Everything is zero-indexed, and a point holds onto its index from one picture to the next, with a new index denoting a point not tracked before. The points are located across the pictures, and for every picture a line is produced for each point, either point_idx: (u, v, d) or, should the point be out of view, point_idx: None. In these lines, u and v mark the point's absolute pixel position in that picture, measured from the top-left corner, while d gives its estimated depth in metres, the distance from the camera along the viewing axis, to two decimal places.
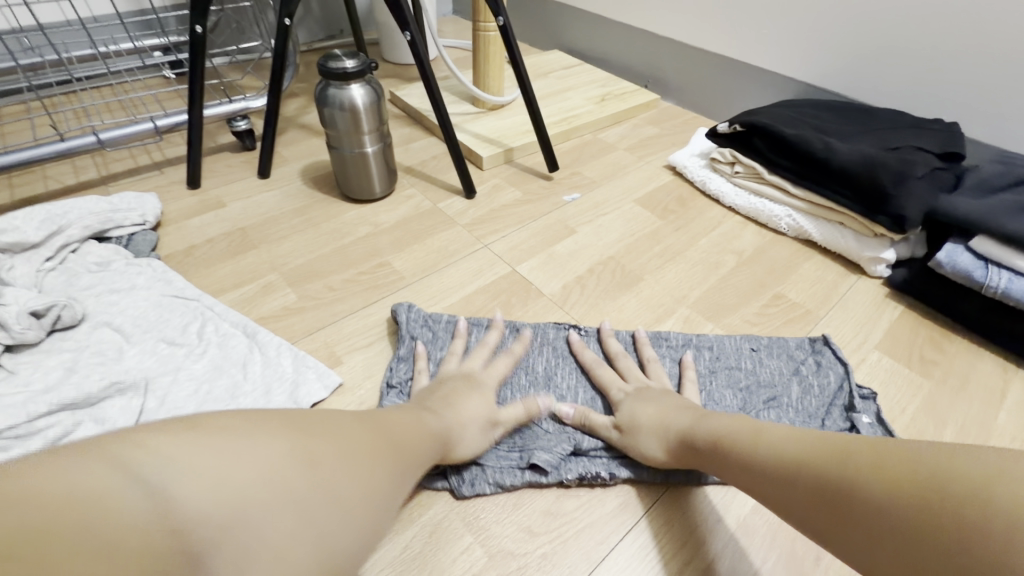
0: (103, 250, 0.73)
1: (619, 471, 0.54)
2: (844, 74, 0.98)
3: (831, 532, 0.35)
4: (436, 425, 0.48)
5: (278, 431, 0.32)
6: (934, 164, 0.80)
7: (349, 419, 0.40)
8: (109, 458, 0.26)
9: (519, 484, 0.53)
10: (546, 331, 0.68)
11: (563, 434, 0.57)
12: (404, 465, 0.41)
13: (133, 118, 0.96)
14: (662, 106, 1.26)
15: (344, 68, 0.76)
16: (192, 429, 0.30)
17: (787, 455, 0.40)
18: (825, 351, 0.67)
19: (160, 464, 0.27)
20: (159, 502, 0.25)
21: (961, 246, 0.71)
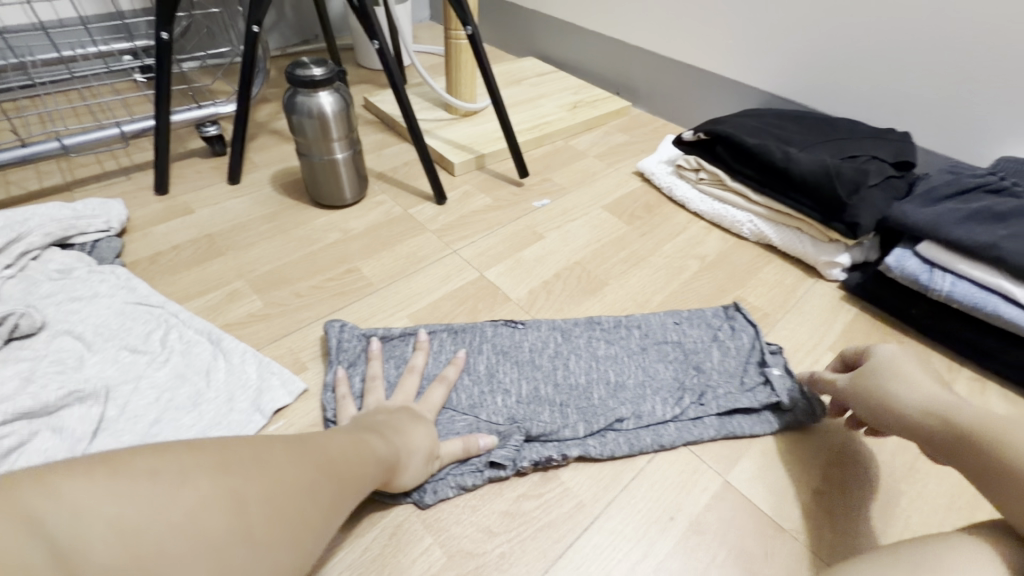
0: (65, 257, 0.72)
1: (569, 451, 0.57)
2: (804, 84, 1.02)
3: None
4: (382, 447, 0.47)
5: (199, 469, 0.31)
6: (887, 172, 0.84)
7: (292, 442, 0.38)
8: (10, 505, 0.25)
9: (480, 483, 0.54)
10: (484, 330, 0.69)
11: (513, 424, 0.59)
12: (345, 491, 0.40)
13: (100, 123, 0.95)
14: (632, 113, 1.28)
15: (312, 76, 0.77)
16: (107, 468, 0.28)
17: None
18: (737, 316, 0.72)
19: (66, 513, 0.26)
20: (59, 546, 0.25)
21: (909, 251, 0.74)
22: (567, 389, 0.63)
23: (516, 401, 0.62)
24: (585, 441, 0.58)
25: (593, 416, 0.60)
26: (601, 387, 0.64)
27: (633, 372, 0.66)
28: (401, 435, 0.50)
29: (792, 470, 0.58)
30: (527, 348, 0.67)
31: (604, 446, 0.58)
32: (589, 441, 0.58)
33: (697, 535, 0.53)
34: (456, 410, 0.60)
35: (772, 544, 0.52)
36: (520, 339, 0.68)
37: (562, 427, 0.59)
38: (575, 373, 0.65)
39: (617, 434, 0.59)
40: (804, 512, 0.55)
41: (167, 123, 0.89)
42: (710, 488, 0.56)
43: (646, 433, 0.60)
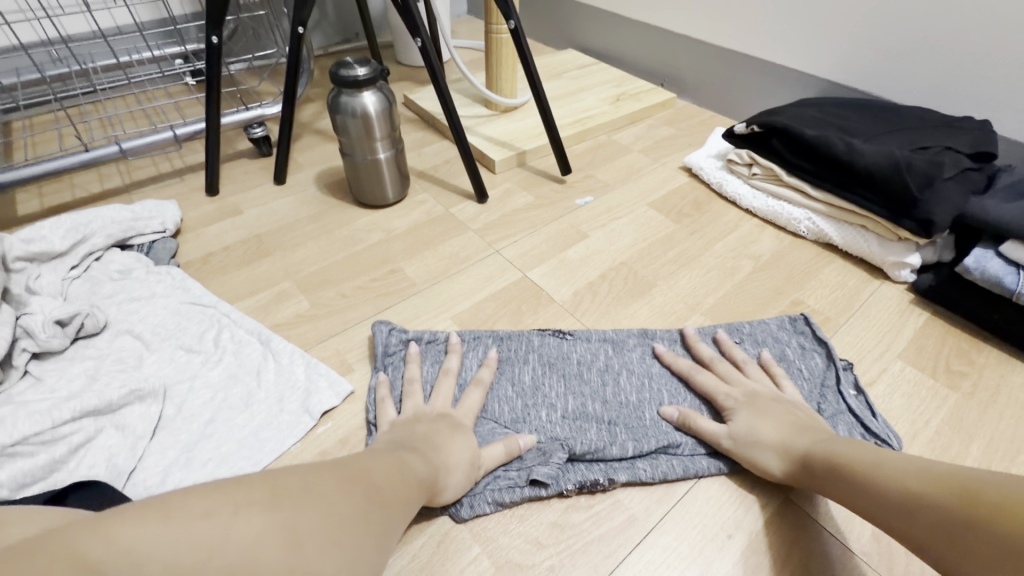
0: (124, 258, 0.75)
1: (617, 475, 0.55)
2: (869, 71, 0.95)
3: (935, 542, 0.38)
4: (422, 467, 0.47)
5: (254, 505, 0.29)
6: (964, 164, 0.77)
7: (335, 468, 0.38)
8: (68, 556, 0.24)
9: (520, 499, 0.52)
10: (530, 338, 0.67)
11: (556, 441, 0.57)
12: (395, 516, 0.39)
13: (155, 127, 0.98)
14: (678, 105, 1.23)
15: (355, 76, 0.76)
16: (160, 513, 0.27)
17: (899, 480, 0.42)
18: (807, 332, 0.68)
19: (124, 560, 0.25)
20: None
21: (992, 251, 0.68)
22: (617, 406, 0.61)
23: (562, 416, 0.60)
24: (633, 464, 0.56)
25: (643, 436, 0.58)
26: (653, 406, 0.61)
27: (690, 393, 0.62)
28: (437, 453, 0.50)
29: None
30: (575, 360, 0.65)
31: (653, 471, 0.55)
32: (638, 464, 0.56)
33: (756, 555, 0.50)
34: (497, 423, 0.59)
35: (839, 572, 0.49)
36: (572, 350, 0.66)
37: (610, 447, 0.56)
38: (625, 390, 0.62)
39: (670, 457, 0.56)
40: (875, 535, 0.51)
41: (217, 125, 0.91)
42: (769, 505, 0.54)
43: (702, 456, 0.57)
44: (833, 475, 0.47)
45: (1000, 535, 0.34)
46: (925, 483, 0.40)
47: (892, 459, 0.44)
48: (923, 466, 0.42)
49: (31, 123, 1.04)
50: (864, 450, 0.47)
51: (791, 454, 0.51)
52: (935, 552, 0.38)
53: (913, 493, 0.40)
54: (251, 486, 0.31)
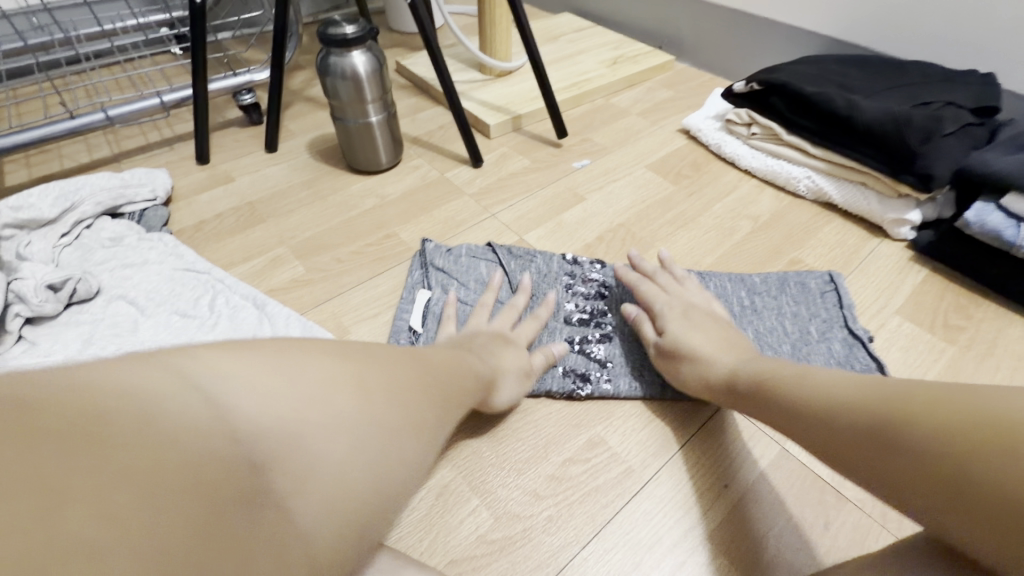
0: (115, 225, 0.74)
1: (637, 382, 0.59)
2: (871, 27, 0.93)
3: (857, 454, 0.36)
4: (478, 372, 0.48)
5: (312, 358, 0.34)
6: (966, 120, 0.76)
7: (364, 363, 0.36)
8: (172, 369, 0.29)
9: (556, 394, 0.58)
10: (540, 272, 0.70)
11: (585, 362, 0.60)
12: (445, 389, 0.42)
13: (141, 94, 0.96)
14: (677, 67, 1.20)
15: (344, 34, 0.74)
16: (235, 349, 0.32)
17: (834, 396, 0.39)
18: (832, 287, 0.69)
19: (211, 370, 0.30)
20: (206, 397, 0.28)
21: (992, 205, 0.67)
22: (633, 331, 0.64)
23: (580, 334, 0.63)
24: (653, 380, 0.59)
25: (659, 360, 0.61)
26: None
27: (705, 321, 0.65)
28: (489, 365, 0.51)
29: None
30: (583, 293, 0.67)
31: (648, 429, 0.56)
32: (658, 380, 0.59)
33: (752, 503, 0.51)
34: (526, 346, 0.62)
35: (834, 516, 0.50)
36: (590, 274, 0.69)
37: (634, 369, 0.60)
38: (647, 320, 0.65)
39: None
40: None
41: (205, 91, 0.89)
42: (766, 455, 0.54)
43: None
44: (764, 394, 0.45)
45: (920, 459, 0.32)
46: (877, 408, 0.35)
47: (818, 379, 0.42)
48: (847, 380, 0.40)
49: (16, 94, 1.02)
50: (785, 368, 0.46)
51: (724, 368, 0.51)
52: (854, 468, 0.36)
53: (868, 425, 0.35)
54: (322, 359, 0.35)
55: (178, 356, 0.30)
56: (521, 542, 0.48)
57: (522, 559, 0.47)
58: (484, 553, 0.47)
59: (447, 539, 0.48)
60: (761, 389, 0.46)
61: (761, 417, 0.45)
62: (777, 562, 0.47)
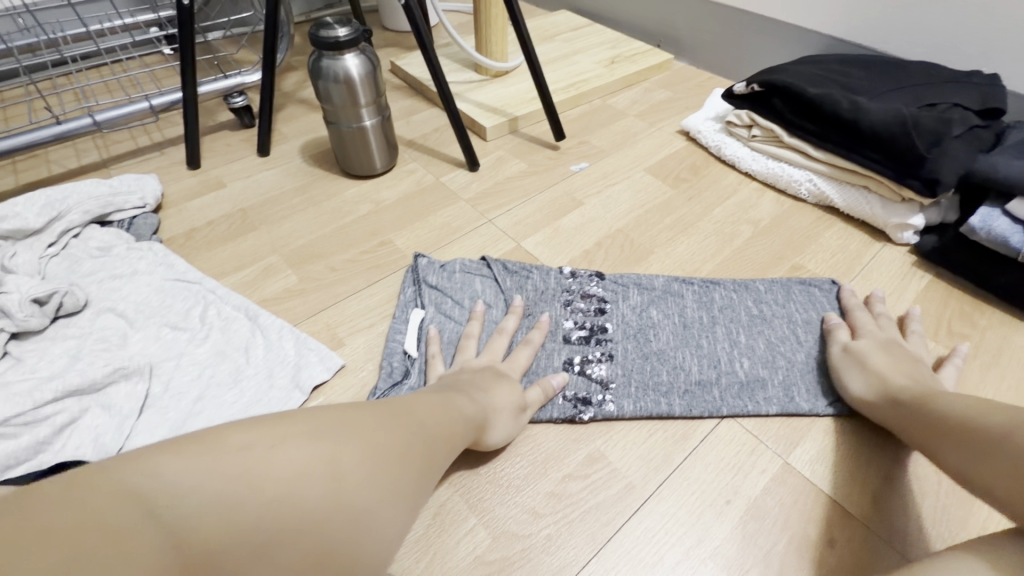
0: (104, 234, 0.72)
1: (641, 403, 0.57)
2: (874, 26, 0.91)
3: (984, 452, 0.40)
4: (470, 411, 0.48)
5: (291, 439, 0.32)
6: (971, 122, 0.75)
7: (347, 439, 0.34)
8: (120, 490, 0.26)
9: (559, 417, 0.56)
10: (538, 288, 0.68)
11: (587, 383, 0.59)
12: (433, 447, 0.41)
13: (129, 97, 0.94)
14: (675, 66, 1.18)
15: (337, 37, 0.73)
16: (200, 448, 0.29)
17: (985, 409, 0.42)
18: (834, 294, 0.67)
19: (171, 488, 0.27)
20: (173, 519, 0.26)
21: (998, 210, 0.66)
22: (636, 350, 0.62)
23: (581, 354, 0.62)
24: (658, 399, 0.58)
25: (663, 381, 0.59)
26: (671, 347, 0.62)
27: (708, 338, 0.63)
28: (485, 401, 0.51)
29: (858, 451, 0.54)
30: (582, 310, 0.66)
31: (649, 443, 0.55)
32: (663, 399, 0.58)
33: (755, 520, 0.50)
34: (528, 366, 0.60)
35: (839, 533, 0.49)
36: (589, 289, 0.68)
37: (637, 391, 0.58)
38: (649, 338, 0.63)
39: (693, 395, 0.58)
40: (875, 497, 0.51)
41: (195, 94, 0.87)
42: (768, 470, 0.53)
43: (715, 394, 0.58)
44: (920, 402, 0.49)
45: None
46: (1000, 421, 0.40)
47: (981, 399, 0.45)
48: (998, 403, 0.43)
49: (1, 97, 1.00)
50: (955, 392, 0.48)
51: (880, 380, 0.53)
52: (977, 463, 0.40)
53: (997, 426, 0.40)
54: (299, 438, 0.32)
55: (135, 470, 0.27)
56: (519, 563, 0.47)
57: None
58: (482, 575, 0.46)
59: (444, 561, 0.47)
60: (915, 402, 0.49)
61: (910, 426, 0.48)
62: None
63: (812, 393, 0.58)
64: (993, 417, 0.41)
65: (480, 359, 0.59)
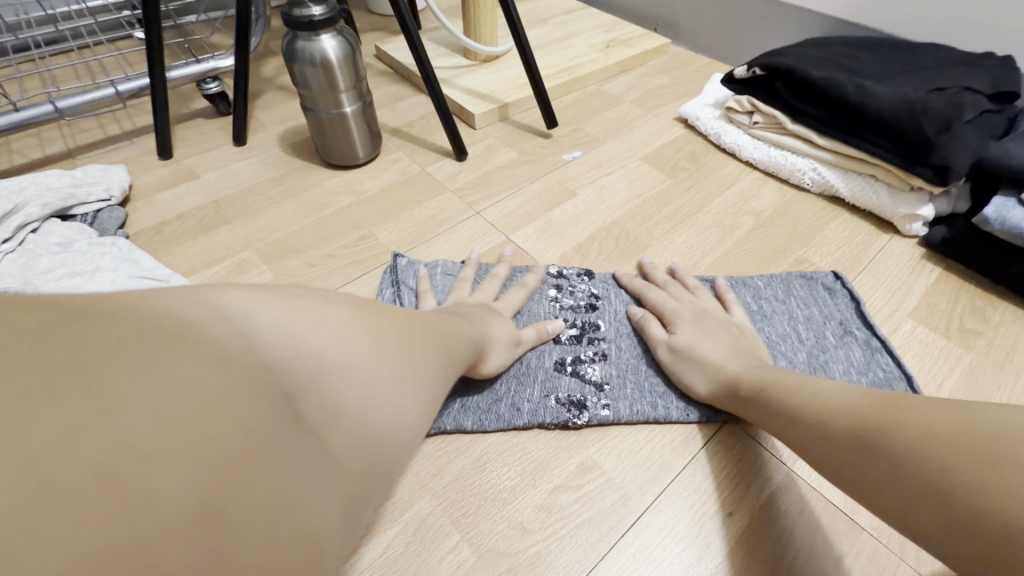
0: (65, 229, 0.68)
1: (639, 407, 0.53)
2: (880, 6, 0.87)
3: (867, 472, 0.36)
4: (473, 332, 0.49)
5: (331, 303, 0.34)
6: (983, 106, 0.71)
7: (379, 317, 0.37)
8: (190, 310, 0.28)
9: (553, 425, 0.52)
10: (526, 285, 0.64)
11: (579, 386, 0.55)
12: (452, 345, 0.44)
13: (96, 83, 0.89)
14: (673, 51, 1.14)
15: (310, 16, 0.68)
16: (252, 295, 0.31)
17: (841, 407, 0.40)
18: (839, 287, 0.64)
19: (233, 313, 0.29)
20: (241, 336, 0.28)
21: (1013, 200, 0.62)
22: (629, 352, 0.58)
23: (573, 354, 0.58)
24: (657, 401, 0.54)
25: (657, 384, 0.55)
26: None
27: None
28: (487, 328, 0.52)
29: None
30: (572, 306, 0.63)
31: (645, 450, 0.52)
32: (662, 402, 0.54)
33: (758, 533, 0.46)
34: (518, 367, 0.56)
35: (848, 547, 0.45)
36: (578, 286, 0.65)
37: (634, 394, 0.54)
38: (643, 337, 0.60)
39: (693, 397, 0.54)
40: None
41: (164, 80, 0.82)
42: (773, 478, 0.50)
43: (715, 395, 0.54)
44: (762, 398, 0.46)
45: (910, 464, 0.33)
46: (866, 425, 0.37)
47: (820, 388, 0.43)
48: (848, 392, 0.41)
49: None
50: (788, 375, 0.46)
51: (716, 374, 0.51)
52: (857, 487, 0.37)
53: (868, 434, 0.37)
54: (336, 305, 0.35)
55: (188, 298, 0.29)
56: None
57: None
58: None
59: None
60: (764, 401, 0.46)
61: (769, 426, 0.45)
62: None
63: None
64: (851, 421, 0.38)
65: (478, 297, 0.60)
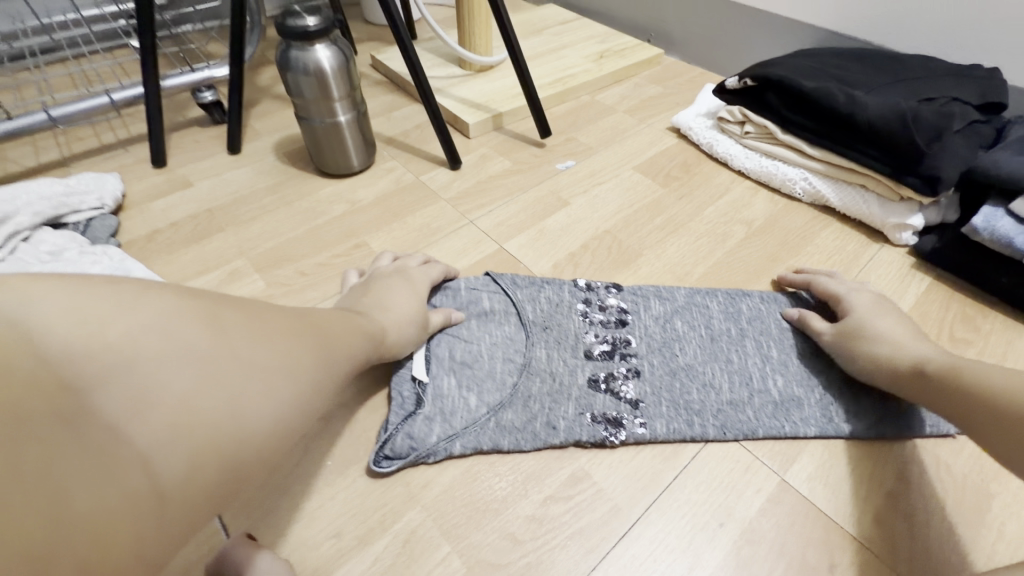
0: (56, 237, 0.68)
1: (672, 425, 0.53)
2: (869, 18, 0.88)
3: None
4: (369, 325, 0.48)
5: (166, 296, 0.35)
6: (972, 117, 0.72)
7: (236, 317, 0.37)
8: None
9: (588, 443, 0.52)
10: (552, 297, 0.63)
11: (613, 402, 0.54)
12: (336, 340, 0.43)
13: (90, 92, 0.89)
14: (666, 61, 1.15)
15: (305, 27, 0.68)
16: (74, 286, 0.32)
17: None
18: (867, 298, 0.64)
19: (33, 310, 0.30)
20: (38, 340, 0.30)
21: (1001, 210, 0.63)
22: (664, 367, 0.58)
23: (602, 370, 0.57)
24: (688, 418, 0.53)
25: (697, 402, 0.54)
26: (701, 363, 0.58)
27: (740, 356, 0.58)
28: (386, 315, 0.52)
29: (861, 469, 0.51)
30: (602, 320, 0.61)
31: (636, 460, 0.51)
32: (694, 419, 0.53)
33: (751, 544, 0.46)
34: (545, 383, 0.55)
35: (840, 557, 0.45)
36: (607, 300, 0.63)
37: (664, 415, 0.53)
38: (675, 351, 0.59)
39: (727, 415, 0.54)
40: (877, 517, 0.48)
41: (158, 89, 0.82)
42: (766, 489, 0.49)
43: (750, 414, 0.54)
44: (942, 381, 0.46)
45: None
46: None
47: (1005, 372, 0.42)
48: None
49: None
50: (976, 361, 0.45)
51: (896, 359, 0.51)
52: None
53: None
54: (174, 298, 0.35)
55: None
56: None
57: None
58: None
59: None
60: (936, 382, 0.46)
61: (943, 408, 0.45)
62: None
63: (849, 415, 0.54)
64: None
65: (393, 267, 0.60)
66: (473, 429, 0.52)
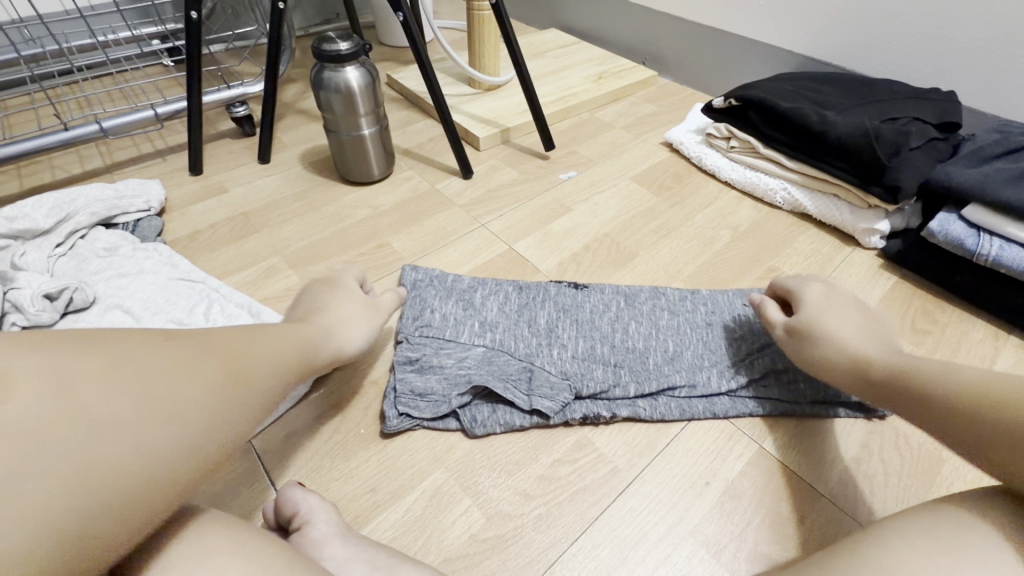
0: (109, 236, 0.75)
1: (618, 410, 0.59)
2: (841, 46, 0.98)
3: (998, 457, 0.36)
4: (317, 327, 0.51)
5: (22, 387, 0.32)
6: (930, 134, 0.80)
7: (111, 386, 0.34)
8: None
9: (528, 424, 0.57)
10: (547, 289, 0.71)
11: (564, 380, 0.60)
12: (255, 380, 0.41)
13: (134, 106, 0.97)
14: (659, 82, 1.24)
15: (338, 50, 0.77)
16: None
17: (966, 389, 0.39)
18: None
19: None
20: None
21: (955, 215, 0.71)
22: (623, 351, 0.64)
23: (571, 356, 0.63)
24: (635, 403, 0.60)
25: (645, 378, 0.61)
26: (657, 353, 0.64)
27: (692, 344, 0.65)
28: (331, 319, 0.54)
29: (828, 437, 0.58)
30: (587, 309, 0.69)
31: (632, 431, 0.58)
32: (639, 403, 0.60)
33: (733, 498, 0.53)
34: (512, 355, 0.63)
35: (810, 510, 0.52)
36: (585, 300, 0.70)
37: (613, 386, 0.60)
38: (633, 337, 0.66)
39: (670, 397, 0.60)
40: (842, 478, 0.55)
41: (199, 103, 0.90)
42: (744, 455, 0.56)
43: (699, 401, 0.60)
44: (891, 383, 0.46)
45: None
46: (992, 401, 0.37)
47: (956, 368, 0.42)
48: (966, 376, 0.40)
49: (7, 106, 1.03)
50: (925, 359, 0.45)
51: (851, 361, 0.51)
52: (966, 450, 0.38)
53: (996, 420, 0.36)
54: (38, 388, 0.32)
55: None
56: (512, 540, 0.50)
57: (513, 556, 0.49)
58: (478, 552, 0.49)
59: (441, 539, 0.50)
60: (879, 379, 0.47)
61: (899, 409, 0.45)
62: (756, 556, 0.49)
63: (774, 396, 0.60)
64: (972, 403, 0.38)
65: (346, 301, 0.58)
66: (443, 392, 0.59)
